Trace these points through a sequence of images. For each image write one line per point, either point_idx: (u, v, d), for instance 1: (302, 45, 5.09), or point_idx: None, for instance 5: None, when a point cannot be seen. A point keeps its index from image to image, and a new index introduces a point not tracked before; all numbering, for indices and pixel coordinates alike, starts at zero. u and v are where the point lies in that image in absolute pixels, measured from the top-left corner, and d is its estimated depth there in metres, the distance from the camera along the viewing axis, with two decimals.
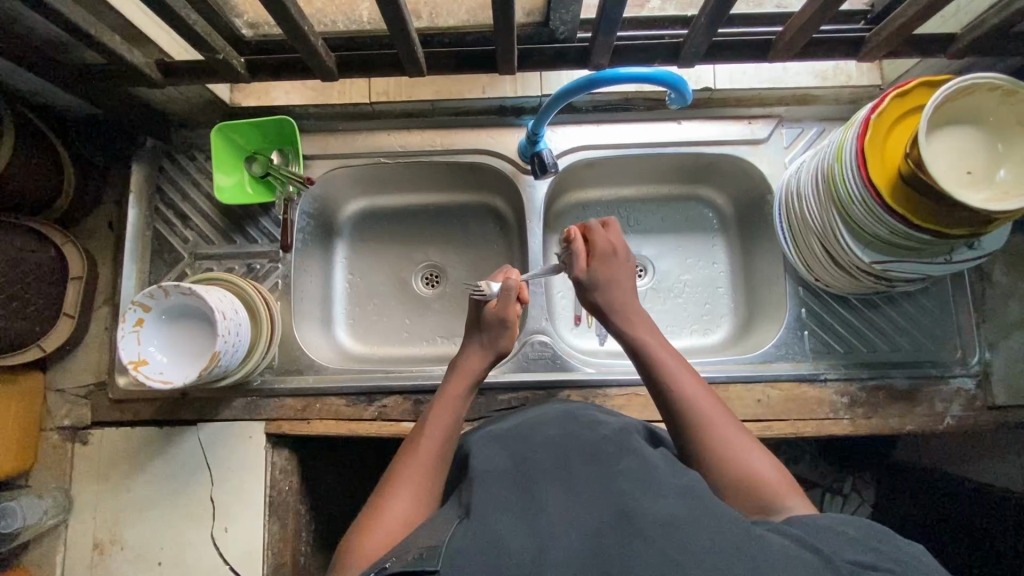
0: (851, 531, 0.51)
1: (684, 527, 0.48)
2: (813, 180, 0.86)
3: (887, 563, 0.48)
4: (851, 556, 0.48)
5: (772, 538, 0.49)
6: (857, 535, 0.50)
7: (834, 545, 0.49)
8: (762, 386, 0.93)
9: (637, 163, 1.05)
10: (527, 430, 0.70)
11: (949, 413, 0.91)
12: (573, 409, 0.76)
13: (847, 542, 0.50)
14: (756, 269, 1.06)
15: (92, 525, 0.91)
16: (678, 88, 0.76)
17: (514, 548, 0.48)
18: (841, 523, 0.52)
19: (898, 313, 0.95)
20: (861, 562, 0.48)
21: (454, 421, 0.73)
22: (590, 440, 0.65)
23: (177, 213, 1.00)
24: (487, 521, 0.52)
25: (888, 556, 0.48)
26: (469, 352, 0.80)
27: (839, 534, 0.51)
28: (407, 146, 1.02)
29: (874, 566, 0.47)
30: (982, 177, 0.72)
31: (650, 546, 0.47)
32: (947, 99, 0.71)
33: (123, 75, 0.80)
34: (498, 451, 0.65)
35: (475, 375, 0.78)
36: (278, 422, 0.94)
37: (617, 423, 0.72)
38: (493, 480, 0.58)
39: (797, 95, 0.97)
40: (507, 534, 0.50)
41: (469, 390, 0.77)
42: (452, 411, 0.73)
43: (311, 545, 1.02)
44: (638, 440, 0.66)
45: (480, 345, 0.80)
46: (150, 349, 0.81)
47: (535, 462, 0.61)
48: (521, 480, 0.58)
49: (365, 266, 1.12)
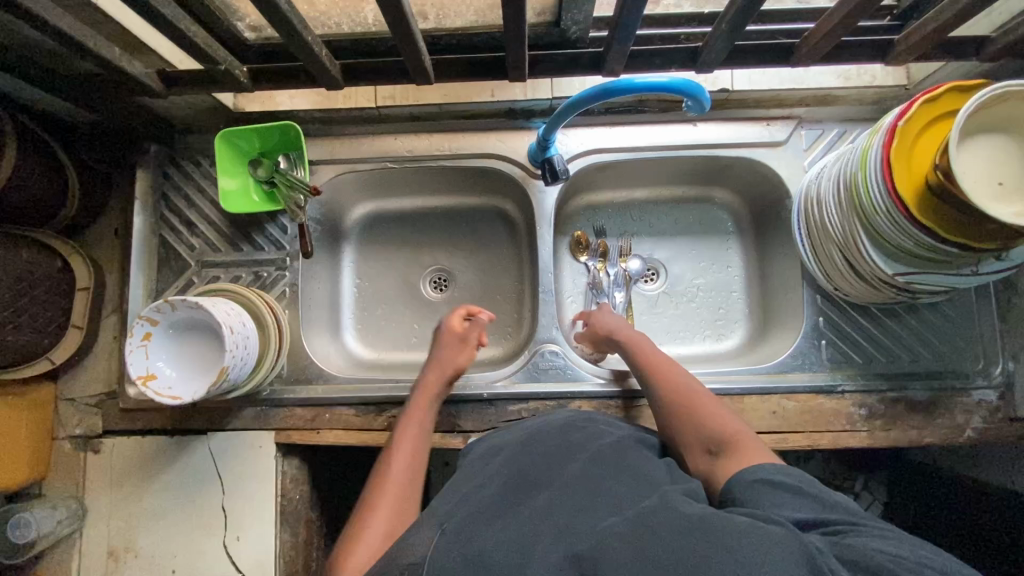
0: (785, 478, 0.59)
1: (653, 522, 0.51)
2: (835, 186, 0.83)
3: (823, 511, 0.55)
4: (793, 515, 0.55)
5: (736, 518, 0.51)
6: (787, 483, 0.58)
7: (781, 509, 0.55)
8: (777, 397, 0.90)
9: (651, 166, 1.02)
10: (525, 442, 0.71)
11: (970, 425, 0.89)
12: (578, 417, 0.77)
13: (793, 503, 0.56)
14: (772, 273, 1.04)
15: (107, 534, 0.92)
16: (696, 95, 0.72)
17: (498, 558, 0.50)
18: (779, 472, 0.60)
19: (920, 323, 0.93)
20: (809, 519, 0.54)
21: (419, 437, 0.80)
22: (589, 451, 0.66)
23: (184, 220, 0.99)
24: (473, 532, 0.54)
25: (817, 501, 0.56)
26: (430, 368, 0.88)
27: (778, 488, 0.58)
28: (414, 150, 0.99)
29: (818, 519, 0.54)
30: (1015, 189, 0.68)
31: (624, 539, 0.50)
32: (980, 106, 0.68)
33: (125, 86, 0.78)
34: (501, 466, 0.67)
35: (437, 390, 0.86)
36: (288, 432, 0.93)
37: (618, 433, 0.73)
38: (485, 496, 0.61)
39: (818, 96, 0.94)
40: (493, 544, 0.52)
41: (435, 402, 0.85)
42: (416, 426, 0.81)
43: (323, 550, 1.02)
44: (637, 455, 0.67)
45: (439, 362, 0.88)
46: (158, 364, 0.80)
47: (531, 477, 0.63)
48: (513, 495, 0.60)
49: (373, 270, 1.11)
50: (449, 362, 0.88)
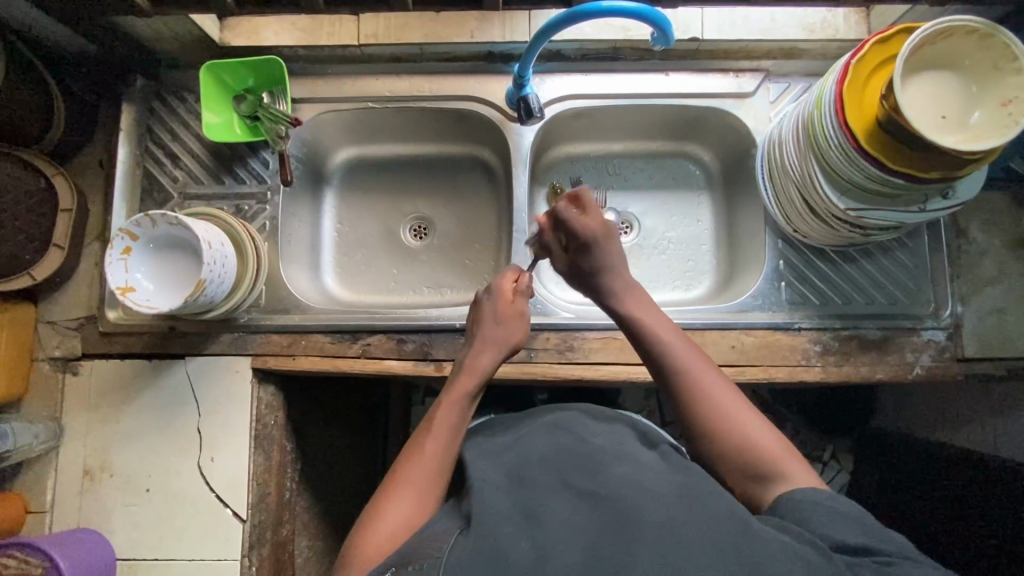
0: (848, 510, 0.58)
1: (681, 529, 0.53)
2: (794, 128, 0.87)
3: (884, 545, 0.55)
4: (843, 540, 0.55)
5: (770, 535, 0.53)
6: (854, 515, 0.57)
7: (830, 531, 0.56)
8: (737, 333, 0.94)
9: (625, 115, 1.06)
10: (520, 448, 0.73)
11: (919, 363, 0.93)
12: (562, 418, 0.79)
13: (846, 527, 0.56)
14: (739, 224, 1.08)
15: (83, 453, 0.94)
16: (662, 26, 0.76)
17: (514, 556, 0.52)
18: (841, 502, 0.59)
19: (875, 267, 0.97)
20: (861, 547, 0.55)
21: (458, 424, 0.74)
22: (581, 452, 0.69)
23: (168, 153, 1.01)
24: (486, 528, 0.56)
25: (876, 534, 0.56)
26: (478, 350, 0.80)
27: (833, 513, 0.57)
28: (395, 92, 1.02)
29: (873, 550, 0.55)
30: (956, 122, 0.73)
31: (650, 546, 0.51)
32: (922, 42, 0.72)
33: (113, 3, 0.80)
34: (491, 466, 0.69)
35: (482, 376, 0.77)
36: (264, 357, 0.96)
37: (608, 437, 0.75)
38: (488, 491, 0.63)
39: (785, 48, 0.98)
40: (506, 541, 0.54)
41: (479, 390, 0.77)
42: (457, 414, 0.74)
43: (297, 482, 1.05)
44: (632, 452, 0.70)
45: (491, 343, 0.80)
46: (137, 277, 0.83)
47: (531, 474, 0.65)
48: (515, 492, 0.62)
49: (353, 216, 1.13)
50: (490, 337, 0.81)
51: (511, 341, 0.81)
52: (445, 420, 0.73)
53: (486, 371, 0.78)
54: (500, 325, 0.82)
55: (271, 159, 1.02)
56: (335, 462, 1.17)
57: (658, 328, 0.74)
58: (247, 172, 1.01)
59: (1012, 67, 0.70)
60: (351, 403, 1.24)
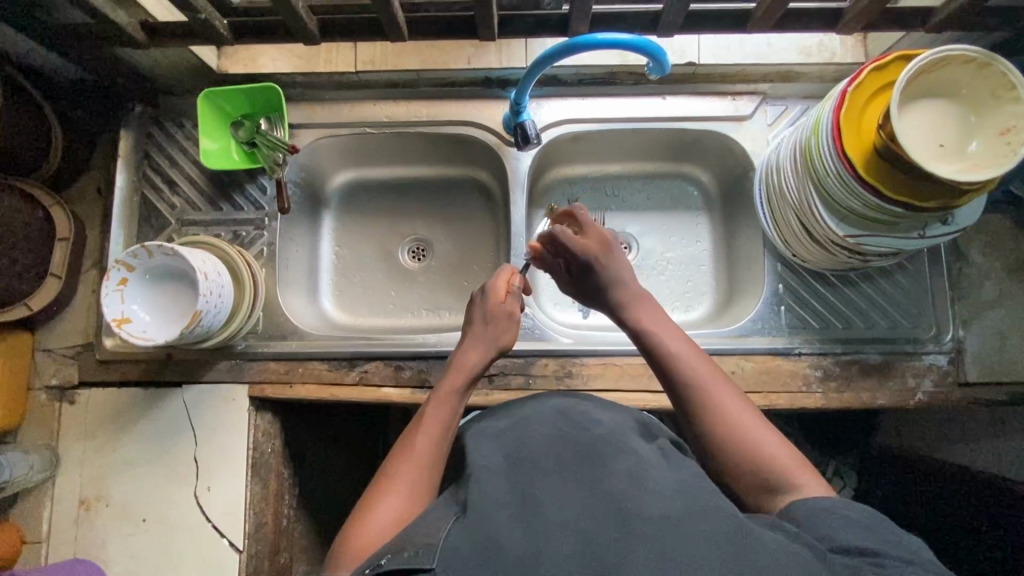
0: (849, 512, 0.56)
1: (684, 529, 0.50)
2: (791, 155, 0.87)
3: (886, 548, 0.52)
4: (841, 542, 0.53)
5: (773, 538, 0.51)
6: (854, 517, 0.55)
7: (828, 532, 0.54)
8: (737, 357, 0.94)
9: (622, 138, 1.06)
10: (519, 424, 0.69)
11: (921, 388, 0.92)
12: (563, 398, 0.75)
13: (843, 527, 0.54)
14: (738, 245, 1.07)
15: (80, 483, 0.94)
16: (657, 56, 0.76)
17: (509, 548, 0.49)
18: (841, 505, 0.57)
19: (876, 290, 0.96)
20: (859, 548, 0.53)
21: (450, 419, 0.73)
22: (582, 434, 0.65)
23: (165, 179, 1.01)
24: (482, 518, 0.52)
25: (881, 537, 0.53)
26: (470, 347, 0.79)
27: (832, 516, 0.55)
28: (393, 117, 1.02)
29: (873, 551, 0.52)
30: (954, 150, 0.73)
31: (650, 547, 0.48)
32: (920, 70, 0.72)
33: (109, 35, 0.81)
34: (490, 445, 0.65)
35: (473, 371, 0.77)
36: (261, 385, 0.95)
37: (610, 417, 0.70)
38: (485, 474, 0.59)
39: (781, 72, 0.98)
40: (502, 532, 0.51)
41: (470, 385, 0.77)
42: (449, 408, 0.74)
43: (294, 508, 1.04)
44: (634, 436, 0.66)
45: (482, 339, 0.80)
46: (133, 307, 0.83)
47: (531, 453, 0.61)
48: (513, 473, 0.59)
49: (351, 238, 1.13)
50: (483, 335, 0.80)
51: (504, 339, 0.81)
52: (437, 415, 0.72)
53: (475, 368, 0.77)
54: (492, 322, 0.81)
55: (269, 185, 1.02)
56: (333, 486, 1.16)
57: (674, 345, 0.72)
58: (244, 199, 1.01)
59: (1010, 95, 0.70)
60: (349, 425, 1.23)
